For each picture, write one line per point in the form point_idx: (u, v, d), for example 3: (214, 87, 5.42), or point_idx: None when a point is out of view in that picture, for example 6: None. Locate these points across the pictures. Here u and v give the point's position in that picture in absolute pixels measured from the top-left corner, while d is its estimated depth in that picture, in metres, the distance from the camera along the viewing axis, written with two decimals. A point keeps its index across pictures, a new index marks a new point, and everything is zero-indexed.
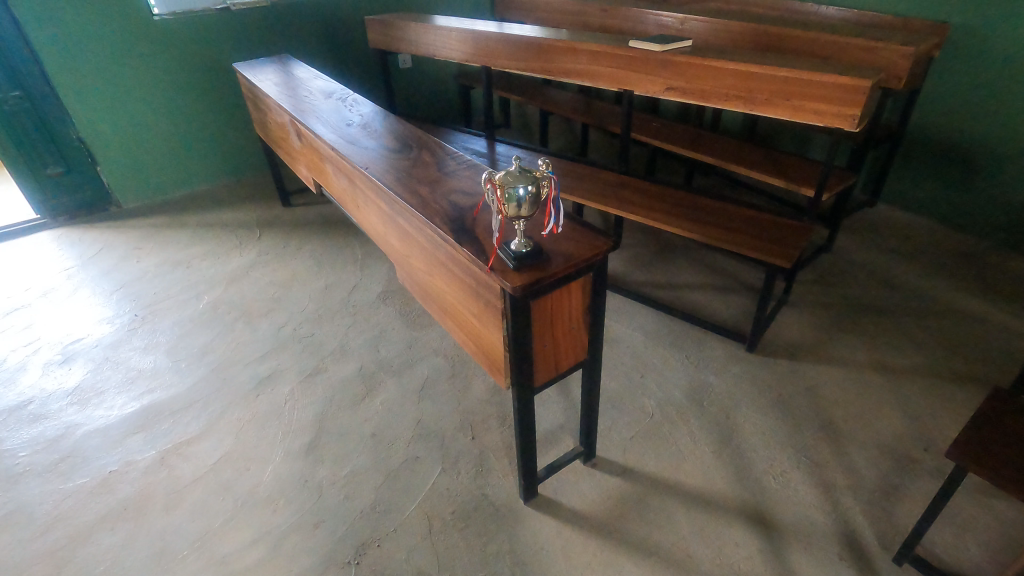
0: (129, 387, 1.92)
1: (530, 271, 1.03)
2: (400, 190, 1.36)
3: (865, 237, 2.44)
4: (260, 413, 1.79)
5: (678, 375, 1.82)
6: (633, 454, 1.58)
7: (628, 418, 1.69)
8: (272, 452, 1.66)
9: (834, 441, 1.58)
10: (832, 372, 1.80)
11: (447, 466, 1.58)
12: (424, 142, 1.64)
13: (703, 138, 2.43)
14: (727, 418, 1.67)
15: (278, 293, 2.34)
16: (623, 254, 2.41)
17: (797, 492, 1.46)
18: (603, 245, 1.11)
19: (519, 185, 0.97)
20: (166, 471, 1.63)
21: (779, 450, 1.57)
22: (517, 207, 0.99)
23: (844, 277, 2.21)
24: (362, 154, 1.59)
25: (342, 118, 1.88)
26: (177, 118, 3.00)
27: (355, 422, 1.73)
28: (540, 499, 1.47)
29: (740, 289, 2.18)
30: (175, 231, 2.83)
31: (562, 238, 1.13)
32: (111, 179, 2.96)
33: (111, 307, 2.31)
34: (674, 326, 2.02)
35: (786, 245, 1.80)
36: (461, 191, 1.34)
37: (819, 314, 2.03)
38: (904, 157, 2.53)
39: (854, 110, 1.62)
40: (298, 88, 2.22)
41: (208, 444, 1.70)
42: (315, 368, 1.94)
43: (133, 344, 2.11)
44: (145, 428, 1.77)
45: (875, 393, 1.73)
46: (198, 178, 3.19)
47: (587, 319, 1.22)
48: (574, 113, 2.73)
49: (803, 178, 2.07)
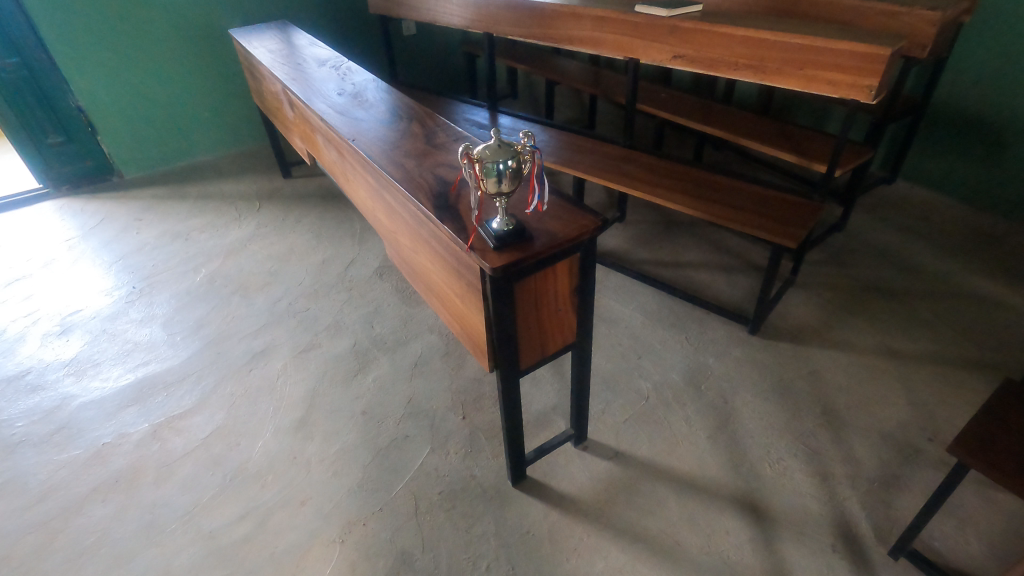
0: (124, 359, 1.93)
1: (510, 251, 0.99)
2: (386, 163, 1.31)
3: (881, 215, 2.33)
4: (252, 388, 1.78)
5: (677, 357, 1.78)
6: (625, 438, 1.54)
7: (622, 401, 1.65)
8: (263, 428, 1.65)
9: (834, 428, 1.54)
10: (837, 356, 1.74)
11: (436, 446, 1.56)
12: (417, 112, 1.57)
13: (713, 111, 2.33)
14: (725, 402, 1.62)
15: (275, 267, 2.31)
16: (626, 230, 2.34)
17: (793, 480, 1.42)
18: (591, 223, 1.05)
19: (499, 160, 0.91)
20: (158, 444, 1.63)
21: (776, 436, 1.52)
22: (497, 182, 0.93)
23: (856, 258, 2.12)
24: (351, 126, 1.53)
25: (335, 88, 1.81)
26: (176, 86, 2.95)
27: (346, 399, 1.72)
28: (529, 482, 1.45)
29: (746, 267, 2.11)
30: (176, 202, 2.80)
31: (547, 215, 1.07)
32: (112, 148, 2.93)
33: (112, 279, 2.31)
34: (675, 307, 1.96)
35: (791, 224, 1.72)
36: (447, 164, 1.29)
37: (827, 296, 1.96)
38: (927, 131, 2.40)
39: (872, 80, 1.51)
40: (293, 56, 2.15)
41: (201, 418, 1.70)
42: (309, 344, 1.93)
43: (130, 316, 2.11)
44: (139, 401, 1.77)
45: (882, 379, 1.66)
46: (200, 149, 3.15)
47: (575, 300, 1.17)
48: (581, 83, 2.63)
49: (816, 153, 1.97)
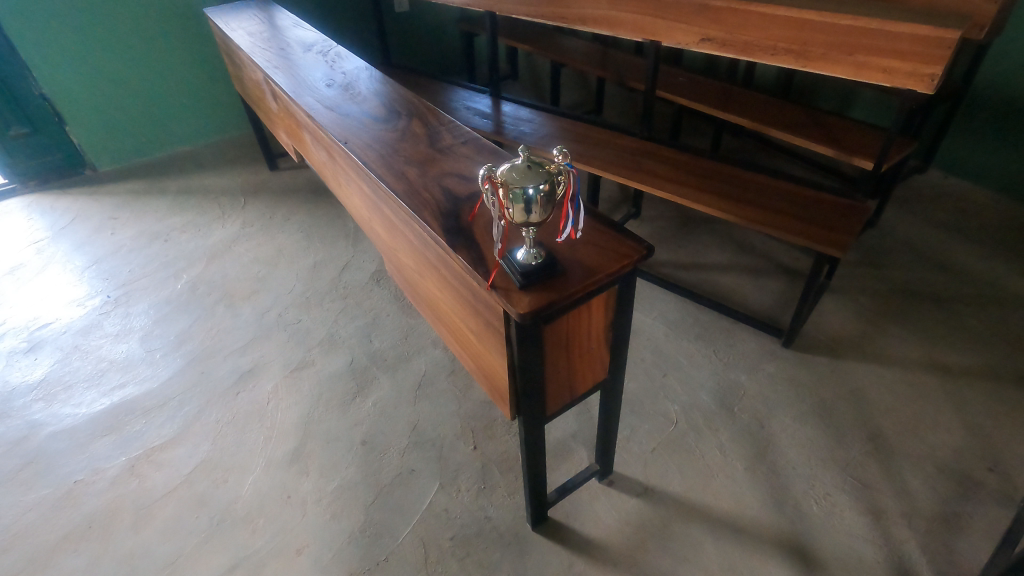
0: (98, 381, 1.75)
1: (539, 291, 0.82)
2: (384, 173, 1.13)
3: (916, 209, 2.17)
4: (240, 414, 1.62)
5: (705, 373, 1.63)
6: (654, 470, 1.40)
7: (648, 426, 1.50)
8: (253, 460, 1.50)
9: (883, 456, 1.40)
10: (880, 372, 1.60)
11: (445, 482, 1.41)
12: (416, 108, 1.38)
13: (737, 96, 2.13)
14: (761, 427, 1.48)
15: (263, 272, 2.13)
16: (642, 228, 2.17)
17: (842, 520, 1.29)
18: (633, 252, 0.87)
19: (528, 184, 0.74)
20: (135, 481, 1.47)
21: (820, 468, 1.38)
22: (526, 211, 0.76)
23: (892, 257, 1.96)
24: (342, 125, 1.34)
25: (323, 78, 1.60)
26: (150, 70, 2.71)
27: (343, 427, 1.56)
28: (551, 525, 1.31)
29: (774, 269, 1.95)
30: (154, 198, 2.60)
31: (580, 242, 0.89)
32: (82, 140, 2.71)
33: (84, 286, 2.12)
34: (699, 316, 1.80)
35: (834, 229, 1.55)
36: (455, 173, 1.11)
37: (864, 302, 1.80)
38: (965, 116, 2.22)
39: (935, 68, 1.32)
40: (275, 38, 1.92)
41: (183, 449, 1.54)
42: (301, 362, 1.76)
43: (105, 330, 1.93)
44: (115, 430, 1.60)
45: (931, 397, 1.52)
46: (179, 138, 2.92)
47: (609, 335, 1.01)
48: (589, 65, 2.42)
49: (855, 146, 1.79)
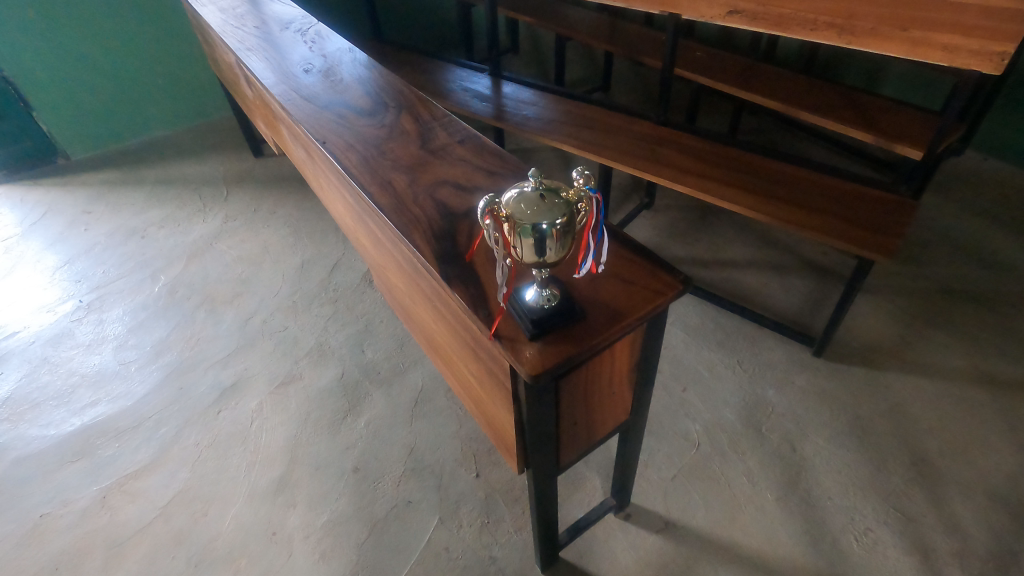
0: (67, 400, 1.61)
1: (554, 344, 0.67)
2: (368, 183, 0.96)
3: (954, 195, 1.99)
4: (222, 436, 1.48)
5: (729, 387, 1.48)
6: (676, 501, 1.27)
7: (668, 449, 1.36)
8: (236, 490, 1.37)
9: (928, 484, 1.27)
10: (921, 384, 1.45)
11: (446, 515, 1.28)
12: (406, 99, 1.20)
13: (762, 73, 1.94)
14: (792, 450, 1.34)
15: (247, 272, 1.97)
16: (656, 220, 2.00)
17: (885, 560, 1.16)
18: (667, 288, 0.72)
19: (541, 220, 0.58)
20: (107, 514, 1.35)
21: (859, 498, 1.25)
22: (539, 251, 0.60)
23: (930, 251, 1.80)
24: (321, 120, 1.16)
25: (301, 62, 1.41)
26: (122, 50, 2.50)
27: (334, 451, 1.43)
28: (562, 567, 1.18)
29: (801, 266, 1.79)
30: (131, 189, 2.42)
31: (602, 277, 0.74)
32: (52, 126, 2.52)
33: (55, 290, 1.97)
34: (721, 320, 1.65)
35: (877, 230, 1.37)
36: (451, 182, 0.94)
37: (902, 304, 1.65)
38: (1010, 95, 2.03)
39: (1005, 45, 1.14)
40: (246, 15, 1.71)
41: (159, 477, 1.41)
42: (287, 376, 1.62)
43: (77, 340, 1.79)
44: (86, 455, 1.47)
45: (979, 414, 1.38)
46: (157, 122, 2.74)
47: (633, 376, 0.86)
48: (598, 39, 2.21)
49: (898, 132, 1.61)
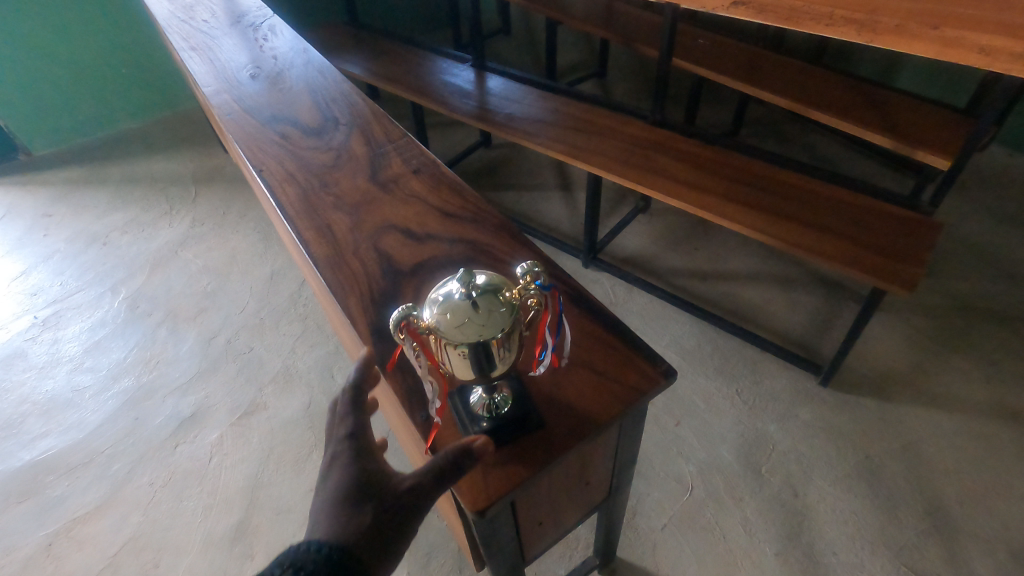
0: (15, 431, 1.50)
1: (504, 464, 0.54)
2: (305, 226, 0.82)
3: (977, 198, 1.83)
4: (178, 474, 1.38)
5: (727, 421, 1.36)
6: (665, 556, 1.16)
7: (658, 495, 1.25)
8: (190, 538, 1.27)
9: (943, 538, 1.15)
10: (938, 419, 1.33)
11: (414, 571, 1.18)
12: (362, 113, 1.05)
13: (770, 65, 1.75)
14: (794, 496, 1.23)
15: (213, 284, 1.84)
16: (651, 225, 1.85)
17: None
18: (645, 384, 0.59)
19: (475, 335, 0.44)
20: (52, 565, 1.25)
21: (868, 554, 1.14)
22: (476, 366, 0.47)
23: (950, 263, 1.65)
24: (261, 140, 1.01)
25: (247, 65, 1.25)
26: (82, 38, 2.32)
27: (297, 493, 1.32)
28: None
29: (807, 280, 1.65)
30: (94, 190, 2.28)
31: (567, 367, 0.61)
32: (9, 121, 2.36)
33: (8, 305, 1.85)
34: (720, 342, 1.52)
35: (894, 256, 1.22)
36: (400, 227, 0.80)
37: (917, 324, 1.51)
38: None
39: None
40: (197, 7, 1.54)
41: (108, 522, 1.31)
42: (251, 405, 1.50)
43: (28, 362, 1.67)
44: (32, 495, 1.37)
45: (1001, 455, 1.26)
46: (123, 115, 2.57)
47: (609, 461, 0.73)
48: (591, 24, 2.02)
49: (921, 137, 1.44)
